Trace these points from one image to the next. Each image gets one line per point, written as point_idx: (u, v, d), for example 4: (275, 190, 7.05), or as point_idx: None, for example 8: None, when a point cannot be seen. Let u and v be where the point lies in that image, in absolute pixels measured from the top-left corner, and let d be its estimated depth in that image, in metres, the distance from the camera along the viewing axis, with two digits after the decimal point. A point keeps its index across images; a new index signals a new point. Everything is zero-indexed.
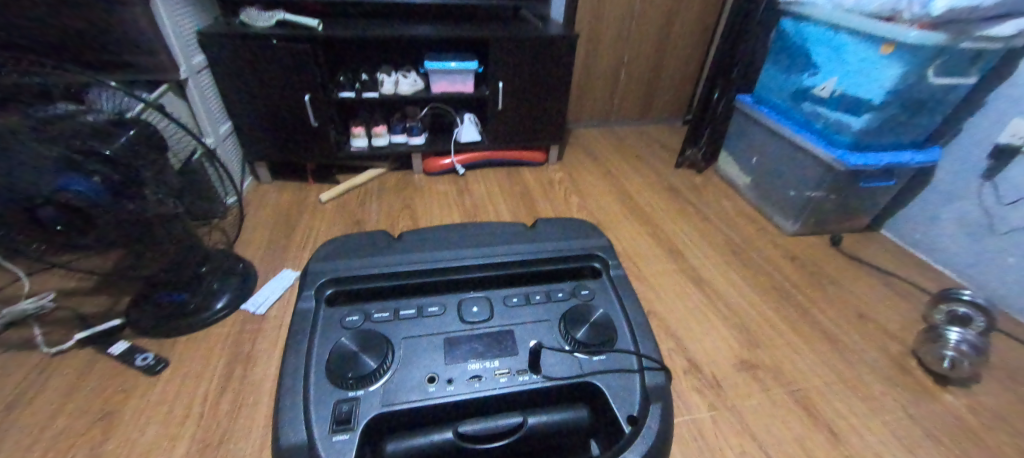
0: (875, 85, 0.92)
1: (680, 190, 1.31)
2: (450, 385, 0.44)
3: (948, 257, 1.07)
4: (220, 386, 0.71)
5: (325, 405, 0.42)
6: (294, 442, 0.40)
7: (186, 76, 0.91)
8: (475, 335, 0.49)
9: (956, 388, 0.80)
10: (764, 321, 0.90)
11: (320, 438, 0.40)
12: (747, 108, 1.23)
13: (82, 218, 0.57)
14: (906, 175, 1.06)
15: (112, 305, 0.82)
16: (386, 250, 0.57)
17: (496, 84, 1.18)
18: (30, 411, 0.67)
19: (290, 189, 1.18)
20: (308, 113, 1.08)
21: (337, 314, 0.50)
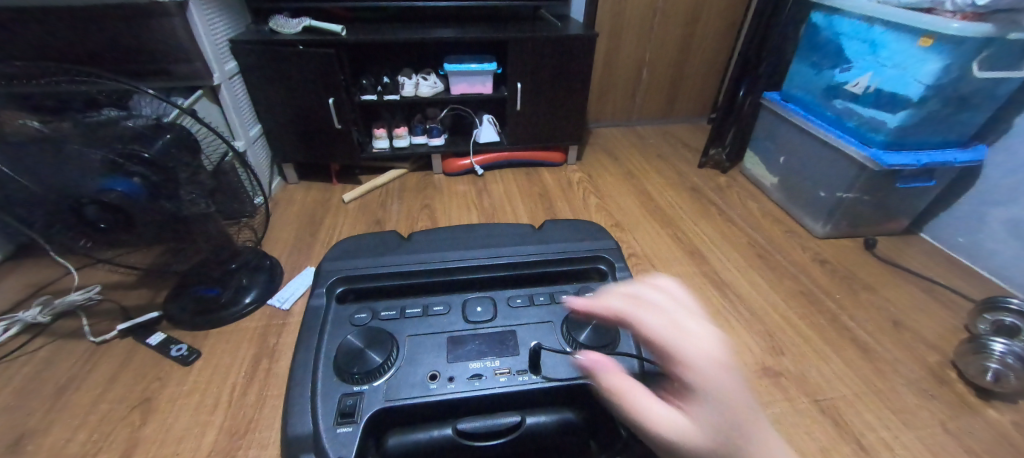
0: (913, 81, 0.87)
1: (703, 191, 1.28)
2: (451, 383, 0.40)
3: (995, 263, 1.00)
4: (248, 378, 0.74)
5: (331, 398, 0.39)
6: (302, 434, 0.37)
7: (219, 82, 0.95)
8: (481, 334, 0.44)
9: (1000, 403, 0.75)
10: (789, 327, 0.87)
11: (324, 430, 0.37)
12: (775, 106, 1.19)
13: (123, 216, 0.61)
14: (948, 176, 1.01)
15: (152, 298, 0.87)
16: (395, 250, 0.52)
17: (515, 85, 1.19)
18: (78, 396, 0.72)
19: (315, 189, 1.22)
20: (332, 116, 1.12)
21: (346, 312, 0.46)
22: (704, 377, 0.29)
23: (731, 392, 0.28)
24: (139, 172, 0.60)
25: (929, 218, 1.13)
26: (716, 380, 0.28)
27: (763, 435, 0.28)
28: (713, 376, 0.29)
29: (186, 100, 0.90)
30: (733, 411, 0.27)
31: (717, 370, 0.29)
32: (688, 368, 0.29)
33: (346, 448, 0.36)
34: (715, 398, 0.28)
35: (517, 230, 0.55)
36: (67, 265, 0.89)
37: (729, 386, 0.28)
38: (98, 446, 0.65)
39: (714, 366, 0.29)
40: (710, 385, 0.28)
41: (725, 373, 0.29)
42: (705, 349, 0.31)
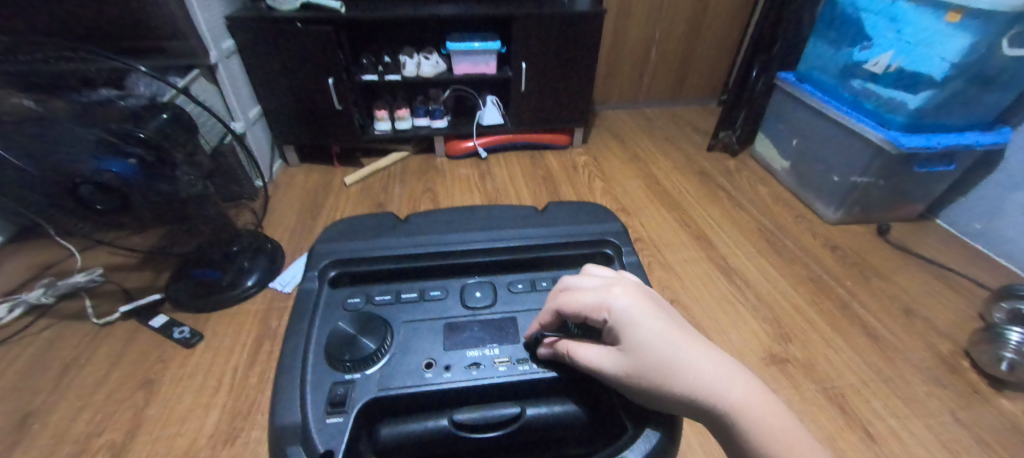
0: (937, 59, 0.83)
1: (712, 175, 1.25)
2: (447, 372, 0.34)
3: (1014, 250, 0.97)
4: (250, 360, 0.74)
5: (318, 388, 0.33)
6: (287, 425, 0.31)
7: (216, 61, 0.94)
8: (479, 321, 0.38)
9: (1013, 392, 0.74)
10: (797, 313, 0.85)
11: (312, 421, 0.31)
12: (790, 87, 1.15)
13: (119, 198, 0.60)
14: (968, 160, 0.97)
15: (153, 280, 0.87)
16: (391, 232, 0.47)
17: (520, 64, 1.16)
18: (81, 377, 0.72)
19: (316, 171, 1.20)
20: (331, 97, 1.09)
21: (338, 296, 0.41)
22: (662, 383, 0.27)
23: (693, 377, 0.27)
24: (134, 153, 0.57)
25: (946, 203, 1.09)
26: (672, 382, 0.27)
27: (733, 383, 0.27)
28: (670, 372, 0.27)
29: (182, 80, 0.88)
30: (704, 397, 0.26)
31: (667, 368, 0.27)
32: (643, 385, 0.28)
33: (335, 441, 0.30)
34: (682, 399, 0.27)
35: (519, 212, 0.50)
36: (68, 247, 0.89)
37: (685, 376, 0.27)
38: (102, 426, 0.65)
39: (664, 364, 0.28)
40: (673, 388, 0.27)
41: (681, 358, 0.28)
42: (652, 343, 0.28)
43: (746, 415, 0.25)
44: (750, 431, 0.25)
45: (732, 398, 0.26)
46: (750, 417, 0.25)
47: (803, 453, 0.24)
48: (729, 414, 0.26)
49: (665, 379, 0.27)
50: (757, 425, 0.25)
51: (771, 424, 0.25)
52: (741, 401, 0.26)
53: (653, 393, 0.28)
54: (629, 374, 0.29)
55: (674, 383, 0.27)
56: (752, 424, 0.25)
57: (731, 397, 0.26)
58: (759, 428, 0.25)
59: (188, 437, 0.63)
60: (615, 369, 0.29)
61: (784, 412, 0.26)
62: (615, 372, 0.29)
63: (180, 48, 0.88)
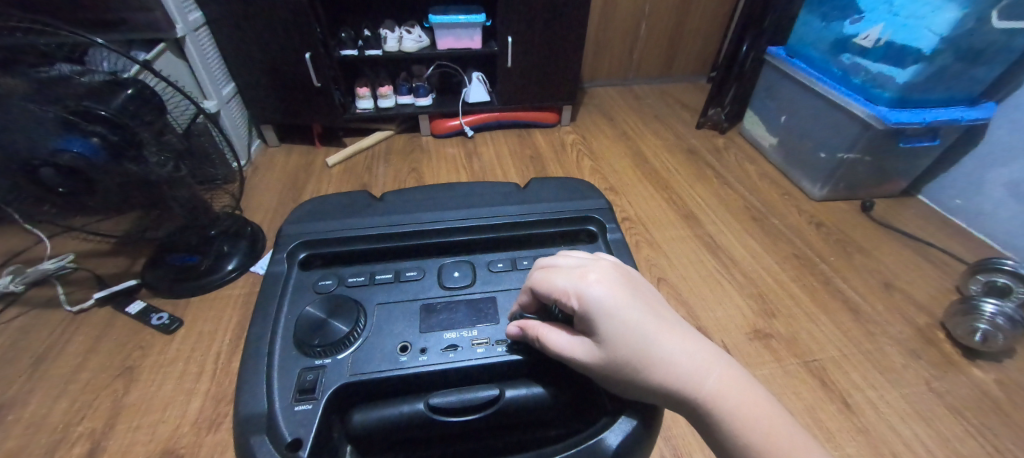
0: (926, 33, 0.82)
1: (700, 153, 1.24)
2: (423, 356, 0.33)
3: (993, 225, 0.99)
4: (232, 345, 0.73)
5: (287, 375, 0.32)
6: (255, 414, 0.30)
7: (184, 34, 0.90)
8: (458, 301, 0.37)
9: (986, 363, 0.76)
10: (782, 289, 0.86)
11: (280, 409, 0.30)
12: (779, 62, 1.14)
13: (83, 180, 0.57)
14: (952, 135, 0.97)
15: (129, 266, 0.85)
16: (365, 210, 0.45)
17: (506, 39, 1.12)
18: (56, 365, 0.70)
19: (297, 152, 1.17)
20: (309, 73, 1.05)
21: (309, 279, 0.39)
22: (637, 377, 0.28)
23: (668, 370, 0.27)
24: (97, 131, 0.54)
25: (929, 179, 1.10)
26: (647, 375, 0.27)
27: (706, 371, 0.27)
28: (645, 366, 0.27)
29: (147, 54, 0.85)
30: (678, 389, 0.27)
31: (642, 362, 0.27)
32: (617, 376, 0.28)
33: (304, 430, 0.29)
34: (657, 391, 0.27)
35: (500, 188, 0.49)
36: (36, 233, 0.85)
37: (661, 369, 0.27)
38: (80, 414, 0.63)
39: (639, 358, 0.28)
40: (647, 380, 0.27)
41: (657, 354, 0.27)
42: (627, 337, 0.28)
43: (717, 407, 0.26)
44: (722, 422, 0.26)
45: (704, 390, 0.26)
46: (721, 407, 0.26)
47: (770, 443, 0.25)
48: (703, 406, 0.26)
49: (640, 373, 0.28)
50: (730, 414, 0.26)
51: (741, 411, 0.26)
52: (713, 393, 0.26)
53: (629, 384, 0.28)
54: (604, 366, 0.29)
55: (650, 376, 0.27)
56: (725, 414, 0.26)
57: (705, 389, 0.26)
58: (733, 417, 0.26)
59: (169, 424, 0.62)
60: (590, 359, 0.29)
61: (755, 397, 0.27)
62: (590, 362, 0.29)
63: (145, 20, 0.83)
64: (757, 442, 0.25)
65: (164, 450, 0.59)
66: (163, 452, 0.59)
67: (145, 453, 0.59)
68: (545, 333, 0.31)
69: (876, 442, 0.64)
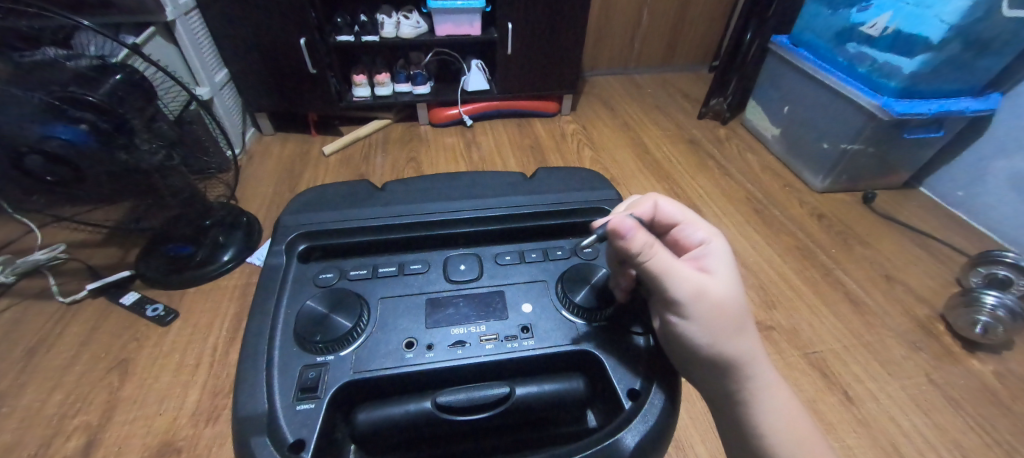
0: (935, 21, 0.81)
1: (702, 143, 1.23)
2: (429, 352, 0.32)
3: (994, 217, 0.99)
4: (229, 337, 0.71)
5: (288, 372, 0.31)
6: (253, 412, 0.29)
7: (174, 18, 0.87)
8: (464, 295, 0.36)
9: (985, 354, 0.76)
10: (783, 281, 0.86)
11: (281, 408, 0.29)
12: (784, 51, 1.12)
13: (72, 168, 0.55)
14: (956, 126, 0.96)
15: (122, 257, 0.83)
16: (366, 201, 0.44)
17: (505, 26, 1.10)
18: (49, 357, 0.68)
19: (292, 141, 1.14)
20: (304, 60, 1.03)
21: (309, 272, 0.38)
22: (721, 342, 0.29)
23: (743, 351, 0.30)
24: (85, 118, 0.52)
25: (931, 171, 1.10)
26: (729, 344, 0.29)
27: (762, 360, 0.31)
28: (736, 334, 0.29)
29: (136, 38, 0.82)
30: (740, 369, 0.30)
31: (732, 329, 0.29)
32: (705, 331, 0.29)
33: (307, 430, 0.28)
34: (724, 364, 0.30)
35: (506, 178, 0.47)
36: (26, 223, 0.83)
37: (740, 342, 0.30)
38: (75, 407, 0.62)
39: (731, 325, 0.29)
40: (723, 350, 0.29)
41: (751, 323, 0.30)
42: (741, 296, 0.30)
43: (767, 386, 0.30)
44: (767, 399, 0.30)
45: (766, 370, 0.30)
46: (769, 388, 0.30)
47: (795, 427, 0.30)
48: (756, 382, 0.30)
49: (725, 339, 0.29)
50: (768, 408, 0.30)
51: (779, 409, 0.30)
52: (769, 376, 0.31)
53: (709, 343, 0.29)
54: (701, 314, 0.29)
55: (729, 348, 0.29)
56: (771, 396, 0.30)
57: (759, 380, 0.30)
58: (769, 411, 0.30)
59: (166, 417, 0.61)
60: (692, 298, 0.29)
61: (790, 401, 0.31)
62: (692, 302, 0.29)
63: (134, 3, 0.81)
64: (785, 423, 0.30)
65: (161, 443, 0.59)
66: (160, 445, 0.58)
67: (141, 446, 0.58)
68: (659, 251, 0.29)
69: (877, 433, 0.64)
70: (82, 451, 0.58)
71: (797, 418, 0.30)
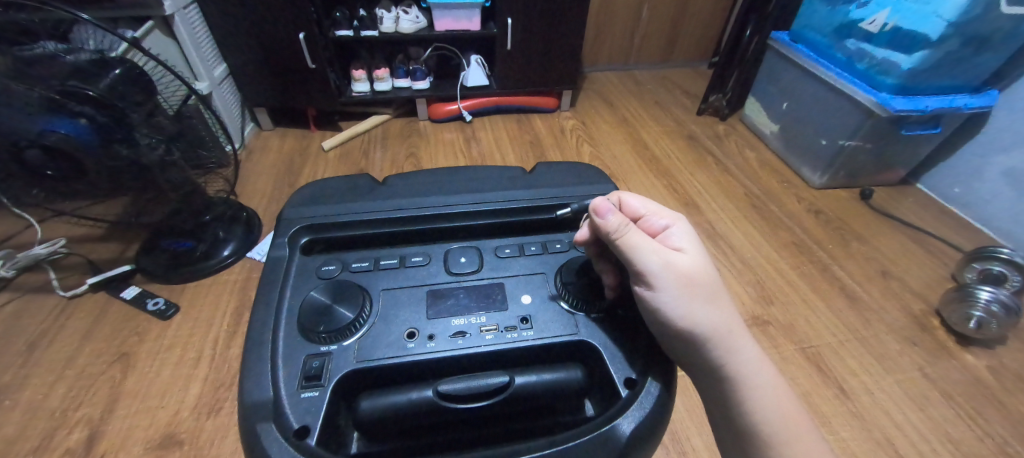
0: (933, 18, 0.81)
1: (700, 139, 1.23)
2: (431, 342, 0.33)
3: (989, 213, 0.99)
4: (230, 331, 0.72)
5: (292, 362, 0.31)
6: (258, 401, 0.29)
7: (172, 12, 0.87)
8: (465, 287, 0.37)
9: (979, 349, 0.77)
10: (780, 276, 0.86)
11: (286, 395, 0.30)
12: (783, 48, 1.13)
13: (73, 162, 0.55)
14: (954, 123, 0.97)
15: (123, 252, 0.83)
16: (367, 194, 0.44)
17: (505, 21, 1.10)
18: (51, 351, 0.69)
19: (292, 136, 1.15)
20: (304, 54, 1.03)
21: (311, 264, 0.38)
22: (696, 312, 0.31)
23: (720, 323, 0.31)
24: (85, 112, 0.52)
25: (928, 167, 1.10)
26: (702, 315, 0.31)
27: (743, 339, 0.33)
28: (710, 308, 0.31)
29: (135, 32, 0.82)
30: (719, 344, 0.31)
31: (702, 300, 0.31)
32: (678, 303, 0.31)
33: (312, 417, 0.29)
34: (704, 339, 0.31)
35: (506, 173, 0.48)
36: (27, 217, 0.84)
37: (713, 313, 0.31)
38: (78, 400, 0.63)
39: (700, 296, 0.31)
40: (698, 322, 0.31)
41: (726, 301, 0.32)
42: (712, 275, 0.33)
43: (751, 364, 0.31)
44: (751, 376, 0.31)
45: (747, 348, 0.32)
46: (753, 366, 0.31)
47: (781, 405, 0.31)
48: (740, 360, 0.31)
49: (697, 309, 0.31)
50: (751, 385, 0.31)
51: (761, 386, 0.31)
52: (753, 354, 0.32)
53: (683, 316, 0.31)
54: (670, 286, 0.31)
55: (703, 320, 0.31)
56: (755, 373, 0.31)
57: (739, 354, 0.31)
58: (752, 388, 0.31)
59: (168, 410, 0.62)
60: (660, 270, 0.32)
61: (773, 379, 0.32)
62: (659, 274, 0.31)
63: None
64: (771, 402, 0.31)
65: (163, 435, 0.59)
66: (162, 437, 0.59)
67: (144, 439, 0.59)
68: (630, 228, 0.33)
69: (871, 426, 0.65)
70: (85, 443, 0.58)
71: (781, 395, 0.31)
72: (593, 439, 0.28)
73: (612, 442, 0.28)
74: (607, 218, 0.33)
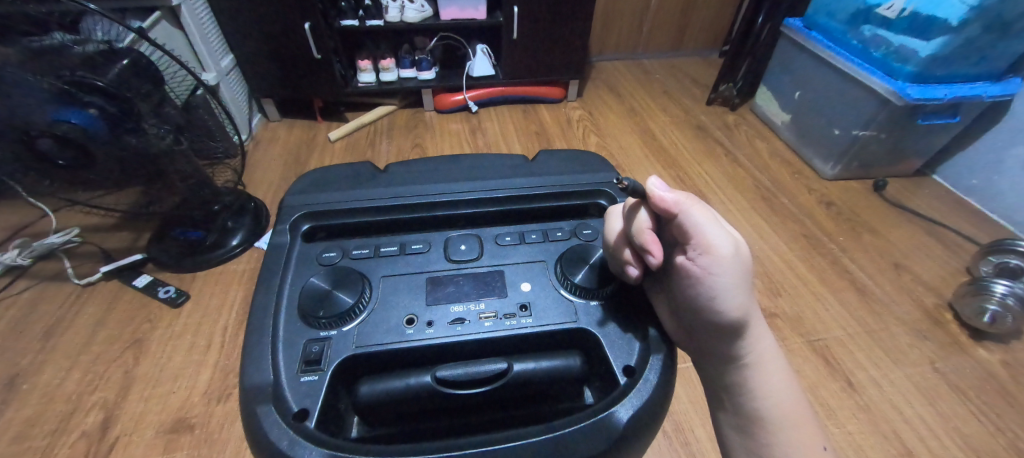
0: (955, 2, 0.78)
1: (709, 129, 1.21)
2: (430, 328, 0.33)
3: (1007, 205, 0.97)
4: (238, 319, 0.73)
5: (292, 347, 0.32)
6: (259, 384, 0.30)
7: (179, 3, 0.87)
8: (464, 274, 0.37)
9: (993, 343, 0.75)
10: (788, 268, 0.85)
11: (286, 379, 0.30)
12: (796, 35, 1.10)
13: (83, 152, 0.56)
14: (973, 112, 0.94)
15: (134, 241, 0.85)
16: (369, 182, 0.44)
17: (510, 9, 1.09)
18: (67, 337, 0.71)
19: (299, 127, 1.15)
20: (309, 44, 1.03)
21: (313, 251, 0.39)
22: (744, 299, 0.30)
23: (753, 311, 0.31)
24: (94, 102, 0.52)
25: (945, 158, 1.08)
26: (747, 300, 0.31)
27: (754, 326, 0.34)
28: (751, 297, 0.31)
29: (142, 23, 0.83)
30: (749, 329, 0.32)
31: (748, 287, 0.31)
32: (735, 286, 0.30)
33: (311, 400, 0.29)
34: (738, 328, 0.31)
35: (507, 161, 0.48)
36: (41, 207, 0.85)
37: (750, 299, 0.31)
38: (92, 384, 0.64)
39: (747, 282, 0.31)
40: (743, 307, 0.30)
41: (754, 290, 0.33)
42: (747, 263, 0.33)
43: (767, 351, 0.33)
44: (765, 364, 0.33)
45: (766, 336, 0.33)
46: (768, 354, 0.33)
47: (785, 391, 0.33)
48: (759, 347, 0.32)
49: (745, 295, 0.30)
50: (766, 368, 0.33)
51: (774, 369, 0.33)
52: (768, 343, 0.33)
53: (734, 300, 0.30)
54: (733, 268, 0.30)
55: (746, 305, 0.31)
56: (768, 361, 0.33)
57: (760, 342, 0.32)
58: (767, 372, 0.33)
59: (179, 396, 0.63)
60: (728, 250, 0.29)
61: (781, 364, 0.34)
62: (728, 254, 0.29)
63: None
64: (777, 389, 0.33)
65: (175, 420, 0.61)
66: (174, 422, 0.60)
67: (156, 423, 0.60)
68: (692, 205, 0.30)
69: (879, 420, 0.64)
70: (100, 427, 0.60)
71: (788, 379, 0.33)
72: (589, 425, 0.28)
73: (609, 429, 0.28)
74: (664, 196, 0.30)
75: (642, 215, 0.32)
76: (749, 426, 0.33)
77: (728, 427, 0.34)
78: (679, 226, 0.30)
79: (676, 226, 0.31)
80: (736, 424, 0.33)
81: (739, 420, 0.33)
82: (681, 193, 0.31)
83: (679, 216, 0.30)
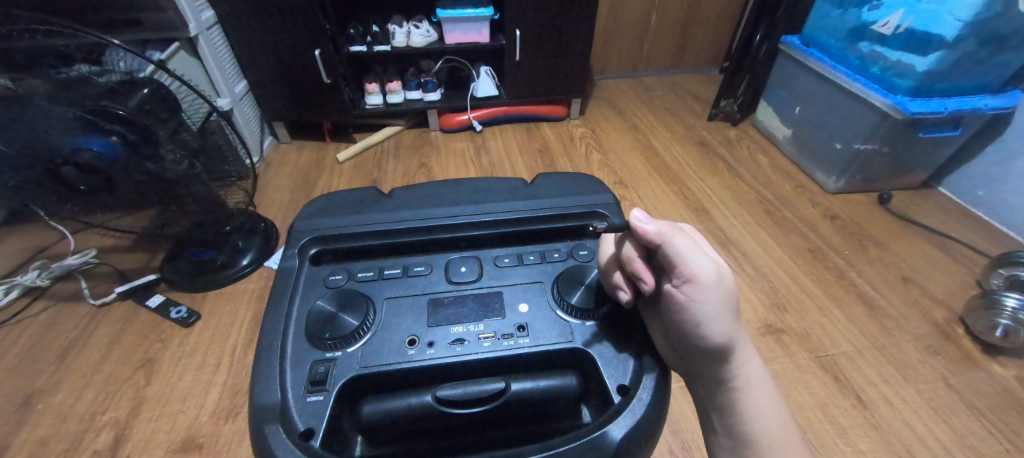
0: (949, 18, 0.80)
1: (712, 145, 1.22)
2: (431, 349, 0.34)
3: (1015, 217, 0.96)
4: (247, 338, 0.74)
5: (299, 368, 0.33)
6: (267, 405, 0.31)
7: (196, 33, 0.92)
8: (465, 296, 0.38)
9: (1007, 358, 0.74)
10: (794, 283, 0.85)
11: (292, 399, 0.31)
12: (794, 52, 1.12)
13: (102, 178, 0.58)
14: (975, 125, 0.94)
15: (149, 262, 0.87)
16: (373, 207, 0.46)
17: (513, 33, 1.12)
18: (81, 357, 0.72)
19: (308, 148, 1.18)
20: (319, 70, 1.06)
21: (319, 274, 0.40)
22: (727, 325, 0.31)
23: (738, 336, 0.32)
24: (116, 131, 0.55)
25: (950, 170, 1.07)
26: (732, 324, 0.32)
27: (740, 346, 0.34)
28: (736, 323, 0.32)
29: (161, 54, 0.87)
30: (735, 353, 0.32)
31: (733, 312, 0.32)
32: (719, 313, 0.31)
33: (316, 419, 0.30)
34: (724, 352, 0.32)
35: (507, 184, 0.49)
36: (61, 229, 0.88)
37: (737, 324, 0.32)
38: (106, 404, 0.66)
39: (733, 308, 0.32)
40: (727, 332, 0.31)
41: None
42: None
43: (754, 375, 0.33)
44: (753, 388, 0.33)
45: (752, 362, 0.33)
46: (754, 378, 0.33)
47: (774, 413, 0.33)
48: (745, 372, 0.33)
49: (729, 320, 0.31)
50: (754, 392, 0.33)
51: (762, 392, 0.33)
52: (755, 368, 0.33)
53: (718, 326, 0.31)
54: (717, 294, 0.30)
55: (731, 331, 0.32)
56: (755, 385, 0.33)
57: (747, 366, 0.33)
58: (756, 395, 0.33)
59: (189, 415, 0.64)
60: (712, 278, 0.30)
61: (770, 386, 0.34)
62: (712, 281, 0.30)
63: (159, 20, 0.85)
64: (765, 412, 0.33)
65: (184, 439, 0.61)
66: (183, 442, 0.61)
67: (166, 443, 0.61)
68: (674, 235, 0.31)
69: (890, 438, 0.63)
70: (112, 446, 0.61)
71: (776, 401, 0.34)
72: (583, 444, 0.28)
73: (601, 449, 0.28)
74: (646, 227, 0.32)
75: (629, 246, 0.34)
76: (739, 448, 0.33)
77: (721, 449, 0.35)
78: (664, 255, 0.31)
79: (662, 255, 0.32)
80: (727, 445, 0.34)
81: (731, 442, 0.34)
82: (663, 223, 0.32)
83: (662, 246, 0.31)
